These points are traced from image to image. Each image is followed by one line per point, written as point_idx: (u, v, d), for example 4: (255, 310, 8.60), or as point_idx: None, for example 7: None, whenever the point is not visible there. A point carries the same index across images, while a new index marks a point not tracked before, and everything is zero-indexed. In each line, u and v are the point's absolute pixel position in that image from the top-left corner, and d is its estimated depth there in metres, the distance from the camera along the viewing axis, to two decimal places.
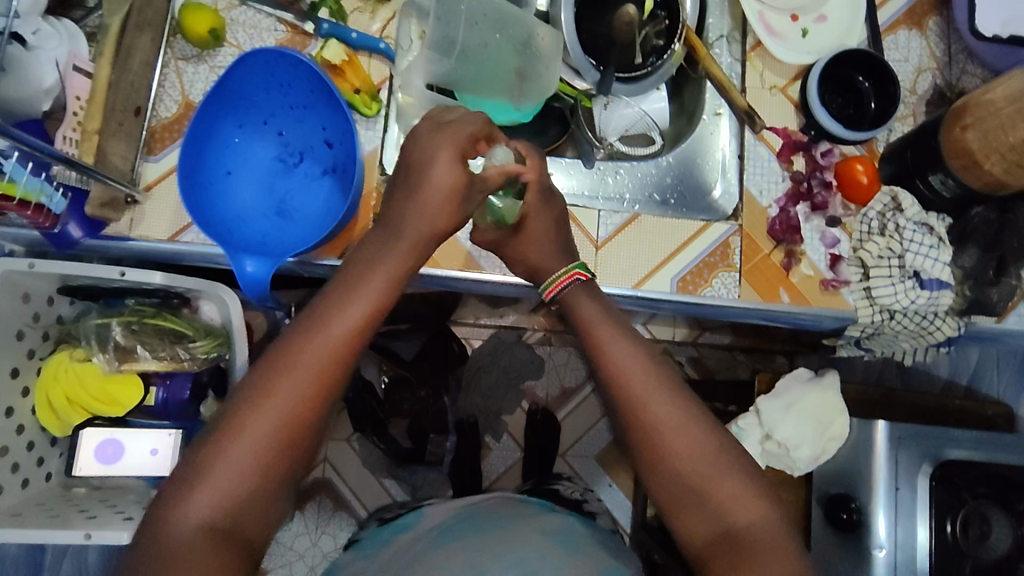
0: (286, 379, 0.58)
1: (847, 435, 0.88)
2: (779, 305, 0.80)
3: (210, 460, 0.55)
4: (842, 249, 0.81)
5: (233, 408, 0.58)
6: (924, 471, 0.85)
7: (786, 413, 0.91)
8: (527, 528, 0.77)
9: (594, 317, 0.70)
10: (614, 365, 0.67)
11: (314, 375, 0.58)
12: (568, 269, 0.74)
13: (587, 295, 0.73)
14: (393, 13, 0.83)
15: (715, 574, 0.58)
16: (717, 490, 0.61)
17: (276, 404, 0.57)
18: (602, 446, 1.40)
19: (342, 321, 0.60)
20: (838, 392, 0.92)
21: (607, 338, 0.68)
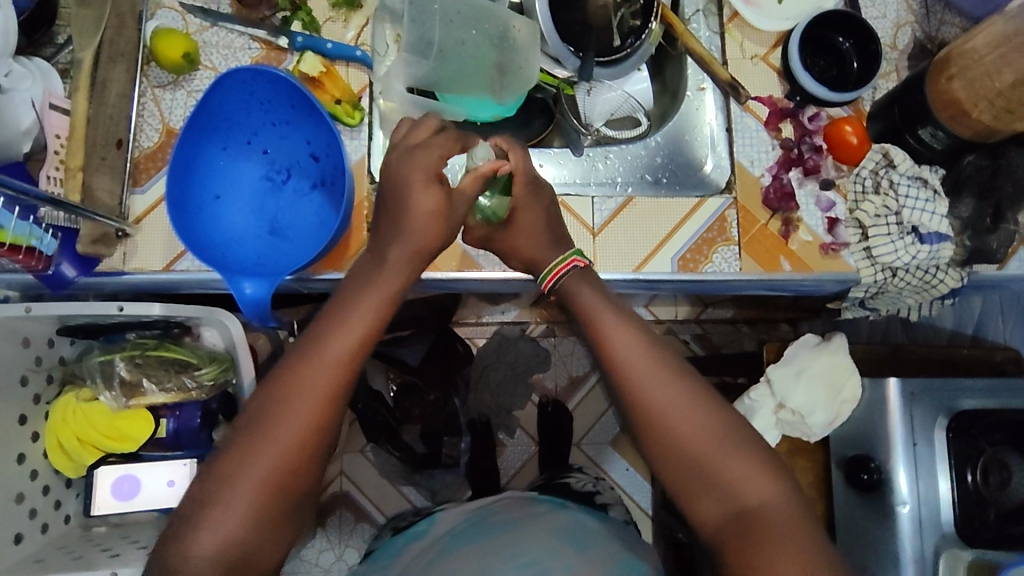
0: (289, 403, 0.60)
1: (860, 396, 0.88)
2: (781, 274, 0.80)
3: (220, 492, 0.58)
4: (839, 211, 0.81)
5: (239, 437, 0.60)
6: (940, 424, 0.85)
7: (797, 380, 0.92)
8: (535, 529, 0.80)
9: (594, 306, 0.70)
10: (616, 352, 0.67)
11: (315, 397, 0.60)
12: (567, 256, 0.73)
13: (586, 283, 0.72)
14: (366, 19, 0.82)
15: (729, 553, 0.60)
16: (726, 471, 0.63)
17: (279, 431, 0.59)
18: (615, 431, 1.40)
19: (337, 342, 0.62)
20: (847, 353, 0.92)
21: (607, 325, 0.69)
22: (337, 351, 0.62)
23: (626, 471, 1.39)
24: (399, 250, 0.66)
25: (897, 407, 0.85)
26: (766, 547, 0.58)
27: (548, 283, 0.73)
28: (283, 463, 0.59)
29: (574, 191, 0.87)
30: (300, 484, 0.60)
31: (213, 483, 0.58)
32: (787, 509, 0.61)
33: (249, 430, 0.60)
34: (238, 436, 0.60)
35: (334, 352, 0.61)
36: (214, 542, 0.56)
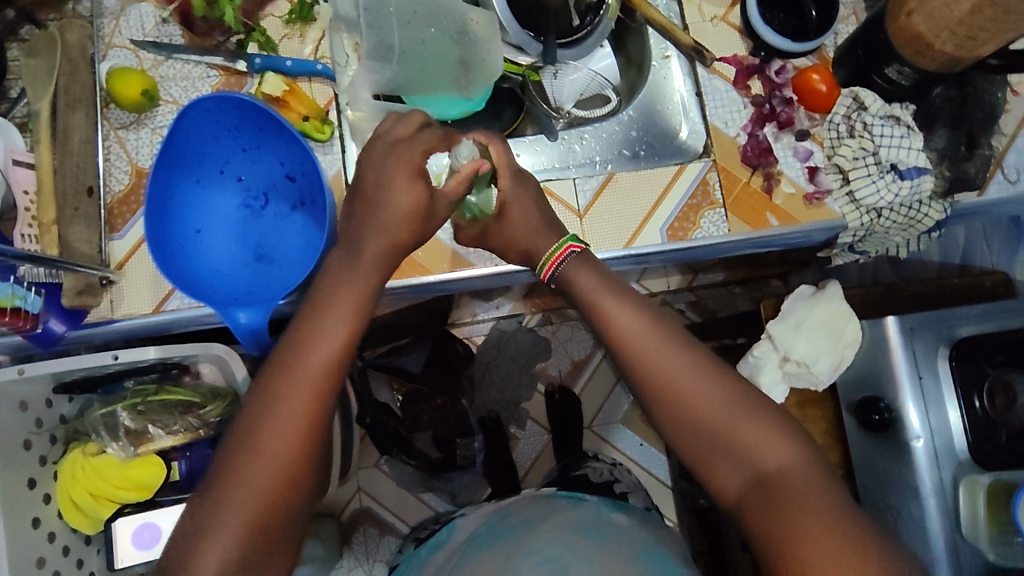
0: (274, 420, 0.59)
1: (862, 338, 0.90)
2: (769, 230, 0.81)
3: (214, 513, 0.57)
4: (817, 159, 0.82)
5: (227, 460, 0.60)
6: (941, 355, 0.87)
7: (798, 332, 0.92)
8: (551, 527, 0.79)
9: (592, 288, 0.70)
10: (617, 330, 0.68)
11: (302, 412, 0.60)
12: (562, 243, 0.73)
13: (584, 266, 0.72)
14: (322, 32, 0.81)
15: (754, 521, 0.61)
16: (743, 438, 0.63)
17: (267, 448, 0.59)
18: (624, 409, 1.41)
19: (316, 353, 0.61)
20: (842, 299, 0.92)
21: (605, 306, 0.69)
22: (318, 361, 0.61)
23: (641, 444, 1.40)
24: (385, 255, 0.66)
25: (897, 345, 0.87)
26: (789, 510, 0.59)
27: (548, 272, 0.73)
28: (275, 479, 0.59)
29: (554, 175, 0.85)
30: (295, 497, 0.60)
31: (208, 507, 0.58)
32: (806, 471, 0.61)
33: (239, 451, 0.59)
34: (228, 456, 0.60)
35: (315, 363, 0.61)
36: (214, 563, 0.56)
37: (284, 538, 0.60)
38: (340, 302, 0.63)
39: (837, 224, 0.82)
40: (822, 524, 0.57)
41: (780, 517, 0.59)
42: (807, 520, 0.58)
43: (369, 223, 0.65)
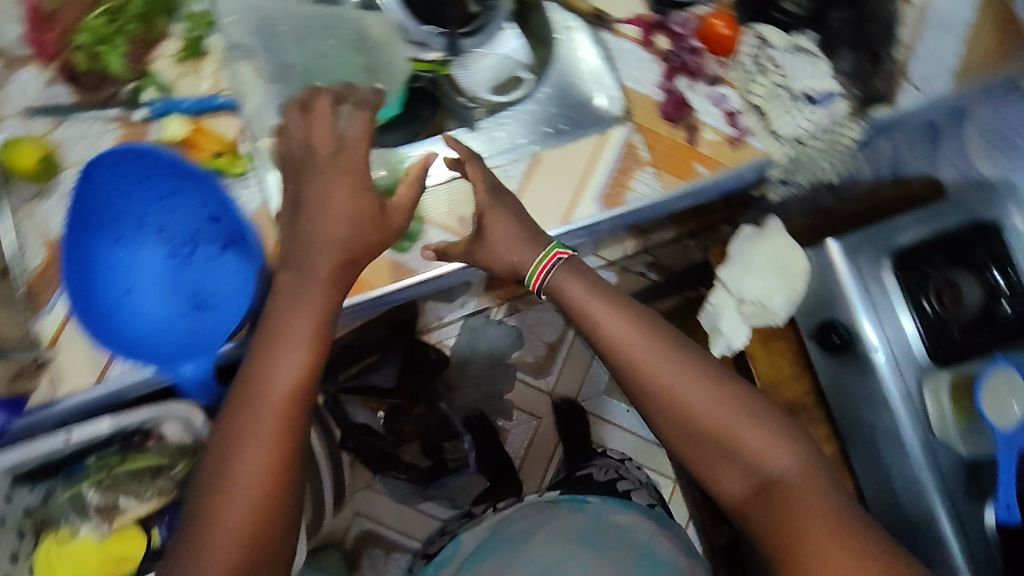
0: (245, 454, 0.59)
1: (809, 266, 0.92)
2: (699, 179, 0.81)
3: (195, 558, 0.57)
4: (733, 103, 0.83)
5: (202, 502, 0.59)
6: (886, 267, 0.88)
7: (748, 272, 0.95)
8: (542, 541, 0.82)
9: (583, 299, 0.72)
10: (618, 343, 0.71)
11: (271, 443, 0.60)
12: (550, 250, 0.73)
13: (573, 273, 0.73)
14: (218, 62, 0.78)
15: (757, 526, 0.67)
16: (745, 443, 0.68)
17: (237, 484, 0.58)
18: (605, 381, 1.42)
19: (278, 382, 0.61)
20: (784, 232, 0.95)
21: (601, 313, 0.72)
22: (279, 391, 0.61)
23: (627, 412, 1.41)
24: (332, 268, 0.63)
25: (846, 271, 0.89)
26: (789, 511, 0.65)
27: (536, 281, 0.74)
28: (251, 517, 0.58)
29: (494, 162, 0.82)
30: (276, 531, 0.60)
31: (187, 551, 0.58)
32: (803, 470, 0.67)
33: (212, 493, 0.59)
34: (201, 498, 0.59)
35: (277, 394, 0.61)
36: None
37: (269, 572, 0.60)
38: (296, 325, 0.62)
39: (769, 161, 0.83)
40: (826, 527, 0.63)
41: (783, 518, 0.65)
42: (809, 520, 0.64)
43: (299, 250, 0.63)
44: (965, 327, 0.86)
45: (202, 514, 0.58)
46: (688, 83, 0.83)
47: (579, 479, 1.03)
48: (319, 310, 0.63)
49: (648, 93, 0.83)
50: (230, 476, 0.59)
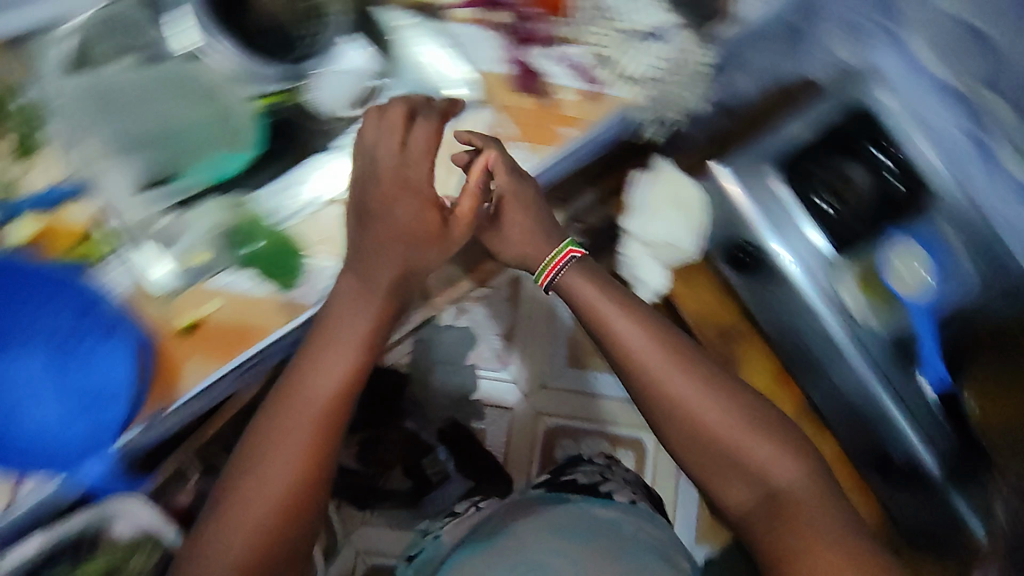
0: (283, 443, 0.68)
1: (701, 192, 1.03)
2: (569, 142, 0.81)
3: (217, 533, 0.65)
4: (580, 57, 0.83)
5: (237, 478, 0.68)
6: (777, 180, 0.97)
7: (652, 217, 1.07)
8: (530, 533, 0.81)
9: (595, 297, 0.77)
10: (625, 348, 0.75)
11: (307, 436, 0.68)
12: (563, 248, 0.80)
13: (580, 274, 0.79)
14: (52, 153, 0.74)
15: (758, 535, 0.69)
16: (754, 454, 0.71)
17: (274, 471, 0.67)
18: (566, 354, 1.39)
19: (321, 385, 0.70)
20: (676, 168, 1.05)
21: (613, 317, 0.76)
22: (315, 397, 0.70)
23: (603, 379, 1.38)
24: (368, 292, 0.73)
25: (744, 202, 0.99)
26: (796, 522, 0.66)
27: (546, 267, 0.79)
28: (268, 507, 0.66)
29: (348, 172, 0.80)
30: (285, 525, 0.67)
31: (213, 523, 0.66)
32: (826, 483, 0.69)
33: (238, 482, 0.67)
34: (231, 482, 0.68)
35: (316, 399, 0.70)
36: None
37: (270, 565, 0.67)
38: (343, 335, 0.72)
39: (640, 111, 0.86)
40: (826, 546, 0.63)
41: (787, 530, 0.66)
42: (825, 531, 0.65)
43: (356, 259, 0.74)
44: (863, 217, 0.94)
45: (236, 491, 0.67)
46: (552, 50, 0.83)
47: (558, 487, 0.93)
48: (354, 353, 0.72)
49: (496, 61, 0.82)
50: (267, 462, 0.67)
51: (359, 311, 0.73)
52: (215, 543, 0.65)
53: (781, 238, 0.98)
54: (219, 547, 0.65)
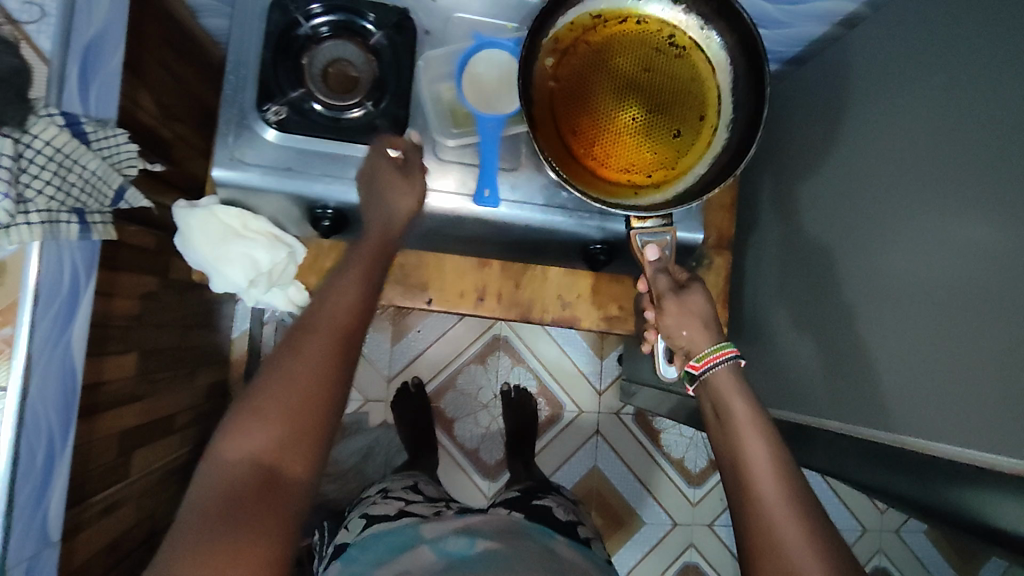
0: (321, 314, 0.50)
1: (271, 237, 0.65)
2: (309, 189, 0.62)
3: (250, 417, 0.46)
4: (243, 87, 0.61)
5: (283, 344, 0.50)
6: (454, 25, 0.64)
7: (233, 261, 0.64)
8: (533, 556, 0.68)
9: (729, 396, 0.57)
10: (733, 422, 0.55)
11: (348, 323, 0.51)
12: (722, 349, 0.59)
13: (736, 390, 0.57)
14: None
15: None
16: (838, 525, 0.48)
17: (315, 339, 0.49)
18: (456, 332, 1.26)
19: (353, 273, 0.53)
20: (223, 207, 0.63)
21: (735, 407, 0.56)
22: (337, 306, 0.51)
23: (513, 368, 1.28)
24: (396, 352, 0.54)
25: (465, 199, 0.64)
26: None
27: (696, 365, 0.59)
28: (303, 400, 0.47)
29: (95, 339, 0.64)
30: (323, 420, 0.47)
31: (238, 406, 0.47)
32: (763, 424, 0.54)
33: (275, 372, 0.48)
34: (260, 374, 0.48)
35: (334, 317, 0.50)
36: (245, 455, 0.45)
37: (307, 465, 0.46)
38: (369, 239, 0.56)
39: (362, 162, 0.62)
40: None
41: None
42: (789, 533, 0.47)
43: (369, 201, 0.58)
44: (603, 79, 0.61)
45: (274, 355, 0.49)
46: (232, 137, 0.61)
47: (537, 510, 0.92)
48: (378, 246, 0.55)
49: (263, 236, 0.65)
50: (310, 325, 0.50)
51: (385, 234, 0.56)
52: (236, 431, 0.45)
53: (546, 210, 0.65)
54: (250, 433, 0.45)
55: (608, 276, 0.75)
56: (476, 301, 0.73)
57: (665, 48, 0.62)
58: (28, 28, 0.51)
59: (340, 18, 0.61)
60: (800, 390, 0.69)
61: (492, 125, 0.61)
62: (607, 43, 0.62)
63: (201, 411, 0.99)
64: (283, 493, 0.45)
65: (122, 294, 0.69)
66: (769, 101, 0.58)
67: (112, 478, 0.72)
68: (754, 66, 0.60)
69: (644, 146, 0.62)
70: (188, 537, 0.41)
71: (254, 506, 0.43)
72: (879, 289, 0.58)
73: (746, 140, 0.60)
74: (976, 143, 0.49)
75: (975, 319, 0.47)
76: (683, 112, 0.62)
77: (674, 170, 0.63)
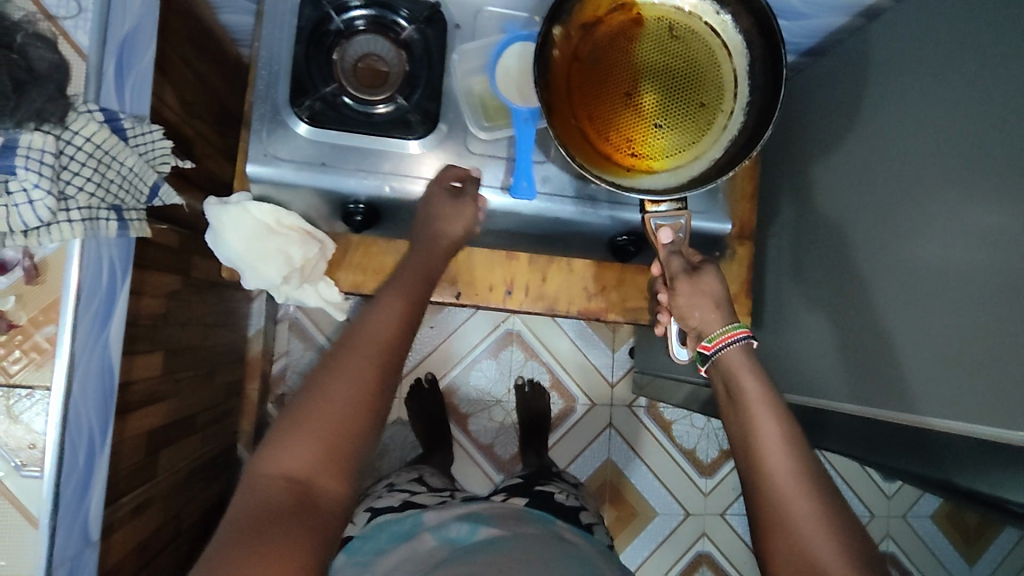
0: (364, 336, 0.52)
1: (302, 233, 0.65)
2: (346, 183, 0.62)
3: (288, 436, 0.47)
4: (275, 83, 0.61)
5: (326, 361, 0.51)
6: (485, 16, 0.64)
7: (267, 259, 0.64)
8: (540, 542, 0.67)
9: (736, 369, 0.57)
10: (743, 397, 0.56)
11: (390, 345, 0.52)
12: (730, 330, 0.59)
13: (748, 366, 0.57)
14: None
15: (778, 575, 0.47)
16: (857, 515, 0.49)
17: (358, 359, 0.50)
18: (468, 328, 1.27)
19: (395, 300, 0.55)
20: (256, 205, 0.63)
21: (750, 385, 0.56)
22: (381, 329, 0.53)
23: (526, 362, 1.28)
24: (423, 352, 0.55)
25: (499, 191, 0.64)
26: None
27: (707, 346, 0.60)
28: (342, 417, 0.48)
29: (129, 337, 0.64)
30: (358, 440, 0.49)
31: (283, 421, 0.48)
32: (776, 404, 0.55)
33: (316, 388, 0.49)
34: (297, 396, 0.50)
35: (376, 338, 0.52)
36: (287, 467, 0.46)
37: (343, 481, 0.47)
38: (411, 267, 0.59)
39: (397, 155, 0.63)
40: None
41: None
42: (832, 514, 0.49)
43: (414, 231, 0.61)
44: (619, 64, 0.61)
45: (318, 373, 0.50)
46: (265, 132, 0.61)
47: (538, 494, 0.90)
48: (422, 279, 0.58)
49: (296, 231, 0.65)
50: (353, 345, 0.52)
51: (428, 261, 0.60)
52: (280, 444, 0.47)
53: (577, 202, 0.66)
54: (294, 446, 0.47)
55: (636, 267, 0.76)
56: (504, 294, 0.74)
57: (678, 32, 0.61)
58: (65, 23, 0.51)
59: (374, 13, 0.61)
60: (816, 377, 0.69)
61: (529, 117, 0.61)
62: (622, 29, 0.61)
63: (220, 410, 0.98)
64: (317, 509, 0.45)
65: (150, 293, 0.69)
66: (784, 82, 0.58)
67: (141, 478, 0.71)
68: (770, 46, 0.59)
69: (657, 132, 0.61)
70: (222, 549, 0.41)
71: (292, 514, 0.44)
72: (899, 273, 0.58)
73: (759, 124, 0.60)
74: (997, 124, 0.49)
75: (997, 298, 0.47)
76: (698, 95, 0.62)
77: (690, 154, 0.62)
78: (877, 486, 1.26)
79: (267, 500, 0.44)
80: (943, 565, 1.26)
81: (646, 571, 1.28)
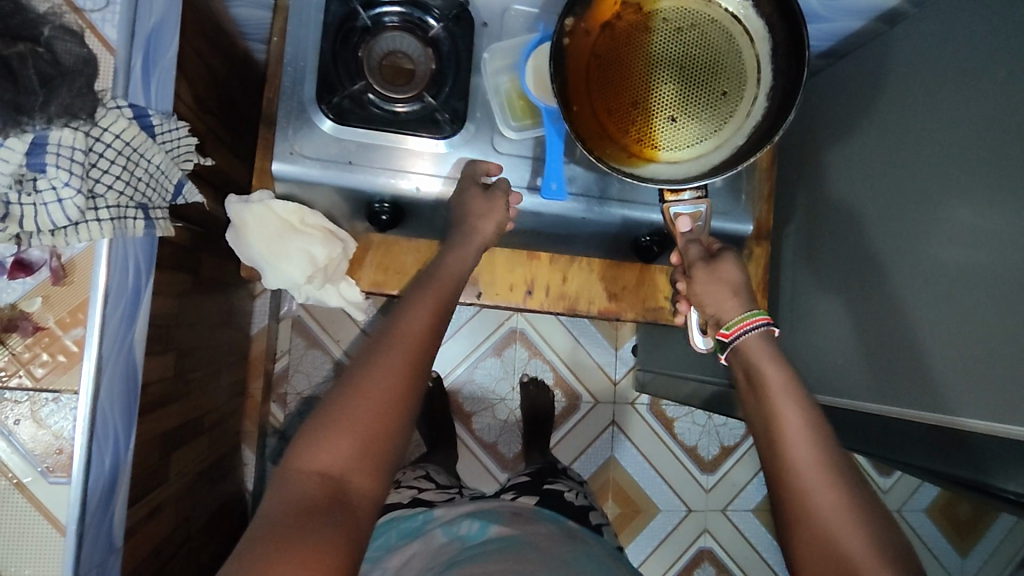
0: (398, 334, 0.51)
1: (324, 232, 0.64)
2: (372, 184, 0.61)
3: (323, 431, 0.46)
4: (303, 79, 0.60)
5: (359, 357, 0.50)
6: (514, 11, 0.63)
7: (288, 257, 0.63)
8: (555, 544, 0.67)
9: (757, 356, 0.54)
10: (763, 384, 0.52)
11: (422, 344, 0.52)
12: (746, 317, 0.56)
13: (767, 353, 0.54)
14: None
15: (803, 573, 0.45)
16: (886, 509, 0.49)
17: (392, 356, 0.50)
18: (471, 325, 1.26)
19: (426, 301, 0.55)
20: (280, 203, 0.62)
21: (772, 371, 0.53)
22: (414, 328, 0.52)
23: (530, 360, 1.28)
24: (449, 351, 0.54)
25: (531, 194, 0.64)
26: (807, 518, 0.46)
27: (725, 333, 0.57)
28: (374, 413, 0.47)
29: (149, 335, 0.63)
30: (390, 438, 0.47)
31: (316, 415, 0.47)
32: (801, 391, 0.51)
33: (349, 384, 0.48)
34: (331, 391, 0.49)
35: (408, 337, 0.51)
36: (321, 462, 0.45)
37: (375, 479, 0.46)
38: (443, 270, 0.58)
39: (426, 155, 0.62)
40: None
41: (804, 519, 0.46)
42: None
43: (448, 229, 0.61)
44: (637, 57, 0.58)
45: (351, 370, 0.49)
46: (292, 129, 0.60)
47: (545, 492, 0.89)
48: (452, 284, 0.57)
49: (320, 230, 0.64)
50: (387, 341, 0.51)
51: (461, 257, 0.59)
52: (314, 439, 0.45)
53: (604, 203, 0.65)
54: (328, 442, 0.45)
55: (656, 268, 0.76)
56: (525, 294, 0.74)
57: (696, 20, 0.58)
58: (93, 16, 0.51)
59: (404, 10, 0.61)
60: (832, 375, 0.70)
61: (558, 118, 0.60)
62: (639, 19, 0.58)
63: (226, 410, 0.97)
64: (350, 507, 0.44)
65: (165, 291, 0.68)
66: (806, 68, 0.54)
67: (155, 481, 0.70)
68: (789, 23, 0.56)
69: (678, 124, 0.59)
70: (257, 545, 0.40)
71: (325, 512, 0.42)
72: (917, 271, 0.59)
73: (782, 110, 0.56)
74: (1011, 129, 0.50)
75: (1011, 300, 0.48)
76: (717, 83, 0.59)
77: (713, 144, 0.59)
78: (872, 482, 1.28)
79: (302, 497, 0.43)
80: (937, 559, 1.28)
81: (646, 568, 1.29)
